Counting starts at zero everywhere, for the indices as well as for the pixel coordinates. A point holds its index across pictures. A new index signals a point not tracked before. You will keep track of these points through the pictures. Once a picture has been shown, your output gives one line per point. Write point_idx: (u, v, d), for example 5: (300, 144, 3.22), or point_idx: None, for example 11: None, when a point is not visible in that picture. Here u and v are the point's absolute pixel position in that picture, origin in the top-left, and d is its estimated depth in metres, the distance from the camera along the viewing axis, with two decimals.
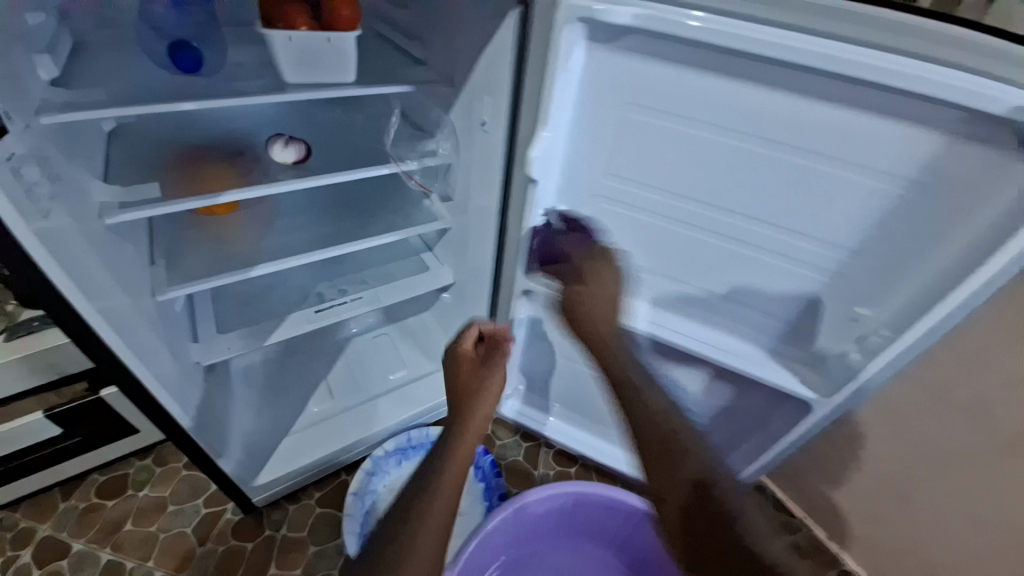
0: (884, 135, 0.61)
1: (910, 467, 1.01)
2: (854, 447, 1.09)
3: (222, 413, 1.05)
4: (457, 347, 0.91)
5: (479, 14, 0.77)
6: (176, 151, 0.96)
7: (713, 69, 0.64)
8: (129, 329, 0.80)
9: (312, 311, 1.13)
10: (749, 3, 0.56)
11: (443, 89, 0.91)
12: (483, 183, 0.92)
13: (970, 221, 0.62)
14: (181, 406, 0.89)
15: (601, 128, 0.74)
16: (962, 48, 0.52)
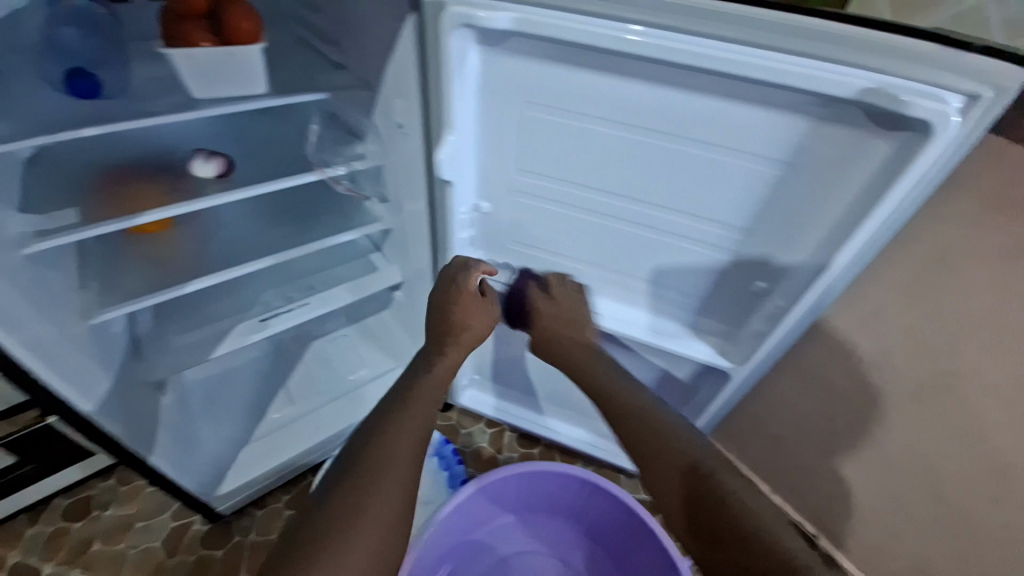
0: (808, 147, 0.52)
1: (873, 464, 0.89)
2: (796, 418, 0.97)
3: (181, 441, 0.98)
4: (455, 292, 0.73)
5: (382, 9, 0.65)
6: (90, 173, 0.81)
7: (618, 73, 0.54)
8: (81, 374, 0.73)
9: (257, 320, 1.02)
10: (641, 3, 0.47)
11: (361, 94, 0.80)
12: (410, 186, 0.84)
13: (840, 197, 0.54)
14: (126, 442, 0.81)
15: (503, 130, 0.65)
16: (889, 54, 0.43)
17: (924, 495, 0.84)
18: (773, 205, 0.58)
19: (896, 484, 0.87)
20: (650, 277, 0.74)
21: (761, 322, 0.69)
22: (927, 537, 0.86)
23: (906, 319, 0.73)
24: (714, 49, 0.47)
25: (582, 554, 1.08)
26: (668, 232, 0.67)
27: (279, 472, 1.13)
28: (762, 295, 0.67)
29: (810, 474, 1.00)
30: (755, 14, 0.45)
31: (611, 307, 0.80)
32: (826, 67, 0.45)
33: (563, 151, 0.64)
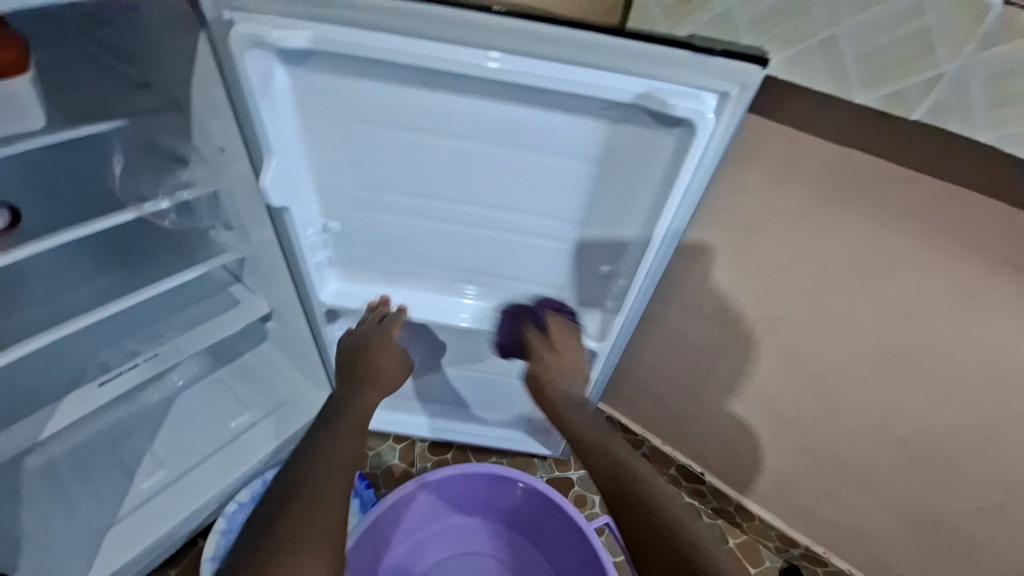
0: (611, 144, 0.58)
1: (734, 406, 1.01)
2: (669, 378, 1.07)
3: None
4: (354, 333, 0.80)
5: (169, 26, 0.58)
6: None
7: (430, 86, 0.55)
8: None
9: (96, 385, 0.88)
10: (431, 21, 0.48)
11: (173, 117, 0.72)
12: (254, 212, 0.77)
13: (648, 184, 0.61)
14: None
15: (332, 149, 0.63)
16: (654, 61, 0.48)
17: (777, 425, 0.97)
18: (597, 196, 0.64)
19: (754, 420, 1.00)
20: (513, 274, 0.77)
21: (613, 300, 0.76)
22: (776, 453, 1.02)
23: (733, 278, 0.84)
24: (509, 62, 0.50)
25: (505, 544, 1.11)
26: (516, 230, 0.70)
27: (161, 546, 1.00)
28: (609, 276, 0.74)
29: (687, 423, 1.12)
30: (536, 28, 0.47)
31: (485, 306, 0.83)
32: (605, 75, 0.50)
33: (398, 164, 0.64)
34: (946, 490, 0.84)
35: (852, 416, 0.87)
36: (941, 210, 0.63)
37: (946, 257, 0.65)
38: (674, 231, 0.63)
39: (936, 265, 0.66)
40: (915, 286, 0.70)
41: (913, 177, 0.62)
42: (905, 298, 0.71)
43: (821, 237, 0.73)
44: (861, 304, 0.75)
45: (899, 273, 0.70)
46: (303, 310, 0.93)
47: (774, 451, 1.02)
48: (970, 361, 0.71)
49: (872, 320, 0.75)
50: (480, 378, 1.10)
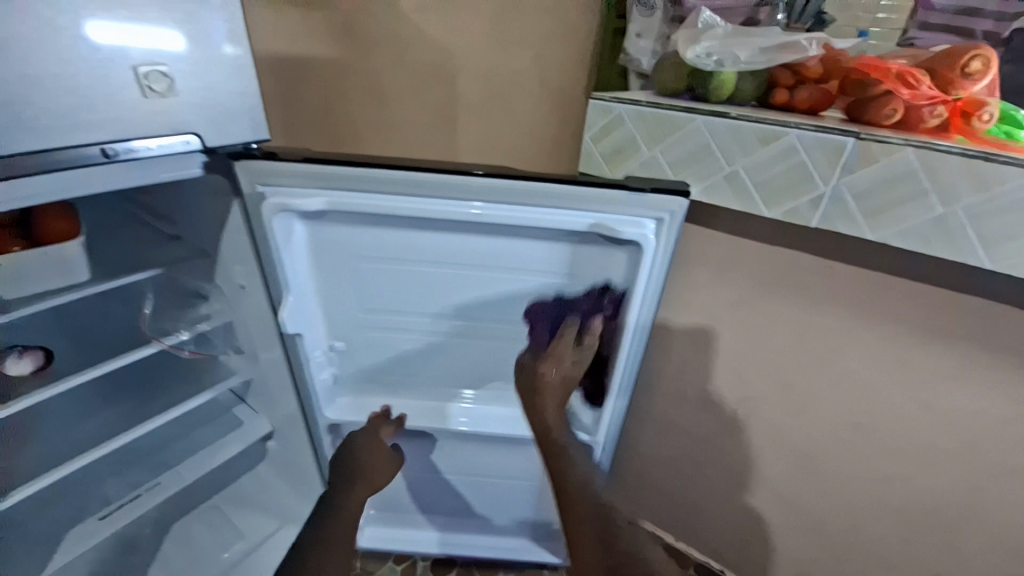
0: (575, 261, 0.69)
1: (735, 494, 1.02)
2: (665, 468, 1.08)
3: None
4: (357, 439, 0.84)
5: (207, 195, 0.72)
6: None
7: (421, 228, 0.67)
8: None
9: (96, 520, 0.88)
10: (423, 184, 0.61)
11: (199, 262, 0.83)
12: (265, 337, 0.86)
13: (609, 292, 0.71)
14: None
15: (339, 281, 0.73)
16: (599, 200, 0.61)
17: (779, 507, 0.97)
18: (570, 304, 0.74)
19: (757, 504, 1.00)
20: (504, 378, 0.84)
21: (598, 396, 0.83)
22: (785, 537, 1.00)
23: (707, 364, 0.92)
24: (486, 209, 0.62)
25: None
26: (502, 337, 0.79)
27: None
28: (590, 372, 0.82)
29: (691, 514, 1.10)
30: (504, 184, 0.61)
31: (481, 410, 0.88)
32: (563, 213, 0.62)
33: (396, 290, 0.74)
34: (957, 561, 0.83)
35: (845, 490, 0.88)
36: (863, 290, 0.73)
37: (879, 329, 0.74)
38: (641, 327, 0.72)
39: (873, 337, 0.75)
40: (861, 357, 0.77)
41: (831, 266, 0.74)
42: (857, 369, 0.78)
43: (773, 322, 0.82)
44: (822, 379, 0.82)
45: (846, 348, 0.78)
46: (307, 426, 0.97)
47: (783, 536, 1.00)
48: (932, 425, 0.75)
49: (835, 393, 0.82)
50: (478, 483, 1.10)
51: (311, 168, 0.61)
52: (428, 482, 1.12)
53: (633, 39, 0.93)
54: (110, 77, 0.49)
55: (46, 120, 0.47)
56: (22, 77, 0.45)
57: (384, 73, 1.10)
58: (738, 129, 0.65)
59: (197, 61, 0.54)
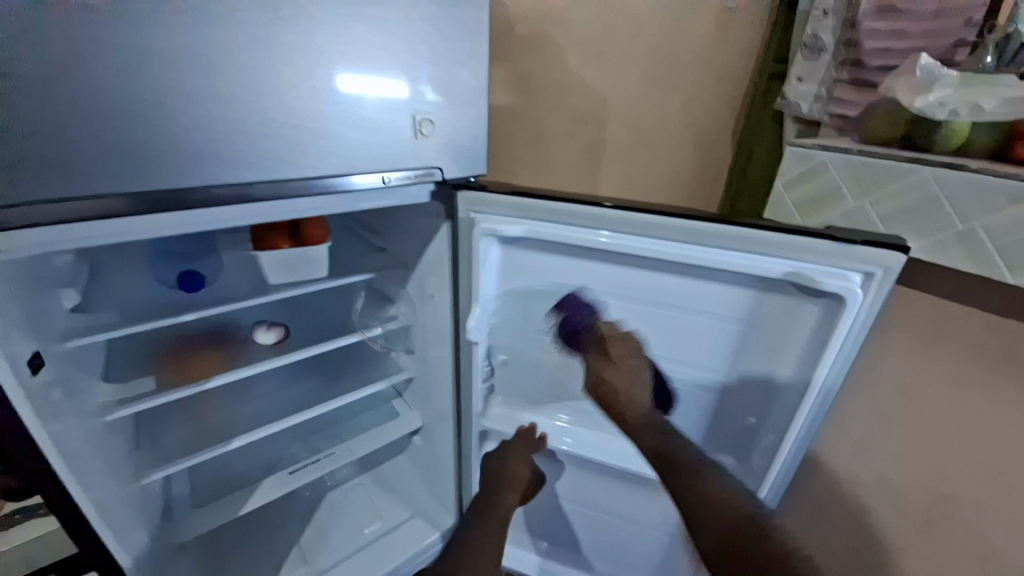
0: (757, 307, 0.68)
1: None
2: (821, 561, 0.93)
3: None
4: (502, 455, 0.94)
5: (421, 217, 0.87)
6: (168, 347, 0.95)
7: (601, 260, 0.73)
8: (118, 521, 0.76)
9: (286, 473, 1.07)
10: (614, 220, 0.67)
11: (398, 271, 0.99)
12: (438, 339, 0.98)
13: (789, 347, 0.67)
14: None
15: (518, 300, 0.82)
16: (790, 247, 0.60)
17: None
18: (744, 354, 0.72)
19: None
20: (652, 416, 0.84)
21: (761, 458, 0.76)
22: None
23: (887, 445, 0.79)
24: (671, 247, 0.65)
25: None
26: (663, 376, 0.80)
27: None
28: (755, 430, 0.76)
29: None
30: (694, 226, 0.64)
31: (626, 448, 0.87)
32: (753, 258, 0.62)
33: (564, 316, 0.80)
34: None
35: None
36: None
37: None
38: (828, 390, 0.65)
39: None
40: None
41: None
42: None
43: (992, 405, 0.67)
44: None
45: None
46: (455, 430, 1.06)
47: None
48: None
49: None
50: (596, 521, 1.06)
51: (519, 201, 0.72)
52: (543, 512, 1.11)
53: (794, 82, 1.03)
54: (398, 121, 0.66)
55: (355, 155, 0.64)
56: (350, 122, 0.62)
57: (546, 119, 1.26)
58: (979, 185, 0.62)
59: (451, 112, 0.70)
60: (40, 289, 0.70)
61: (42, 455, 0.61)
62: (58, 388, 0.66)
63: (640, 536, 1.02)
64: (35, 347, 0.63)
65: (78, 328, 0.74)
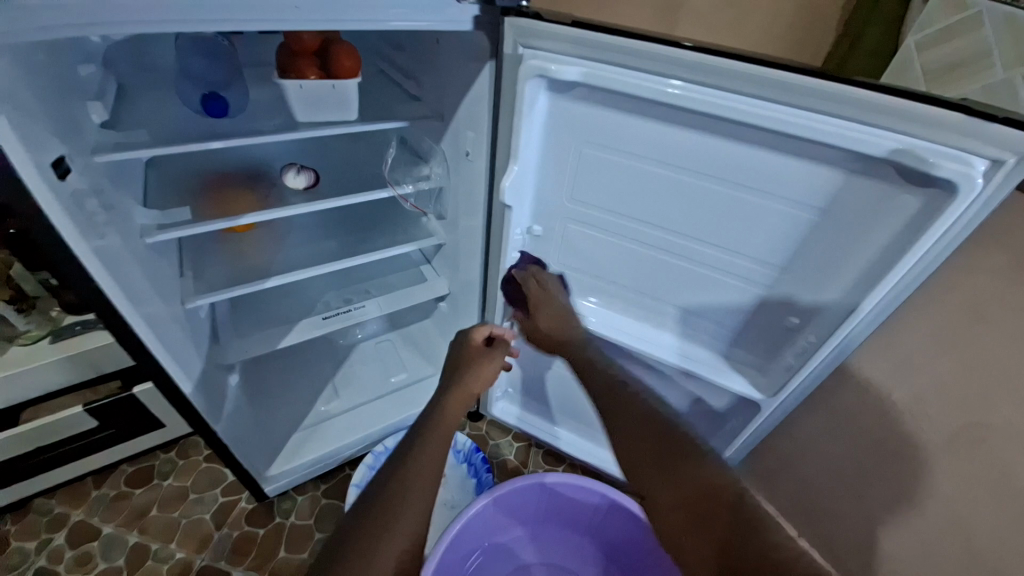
0: (845, 196, 0.58)
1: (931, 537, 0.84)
2: (808, 451, 0.98)
3: (239, 407, 1.08)
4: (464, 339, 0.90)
5: (462, 56, 0.76)
6: (203, 180, 0.94)
7: (665, 120, 0.63)
8: (168, 336, 0.82)
9: (319, 318, 1.12)
10: (693, 67, 0.56)
11: (434, 125, 0.90)
12: (470, 205, 0.92)
13: (865, 244, 0.60)
14: (199, 401, 0.90)
15: (562, 163, 0.74)
16: (911, 117, 0.49)
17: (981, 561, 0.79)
18: (807, 249, 0.65)
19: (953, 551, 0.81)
20: (685, 303, 0.80)
21: (793, 356, 0.74)
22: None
23: (935, 366, 0.74)
24: (758, 107, 0.55)
25: (599, 570, 1.09)
26: (707, 264, 0.74)
27: (326, 461, 1.20)
28: (796, 330, 0.72)
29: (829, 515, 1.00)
30: (795, 79, 0.52)
31: (662, 337, 0.85)
32: (856, 128, 0.52)
33: (611, 184, 0.73)
34: None
35: None
36: None
37: None
38: (882, 309, 0.61)
39: None
40: None
41: None
42: None
43: None
44: None
45: None
46: (480, 298, 1.06)
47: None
48: None
49: None
50: None
51: (583, 36, 0.60)
52: (559, 386, 1.15)
53: None
54: None
55: None
56: None
57: None
58: None
59: None
60: (63, 94, 0.66)
61: (87, 265, 0.63)
62: (91, 198, 0.66)
63: None
64: (60, 153, 0.61)
65: (108, 142, 0.72)
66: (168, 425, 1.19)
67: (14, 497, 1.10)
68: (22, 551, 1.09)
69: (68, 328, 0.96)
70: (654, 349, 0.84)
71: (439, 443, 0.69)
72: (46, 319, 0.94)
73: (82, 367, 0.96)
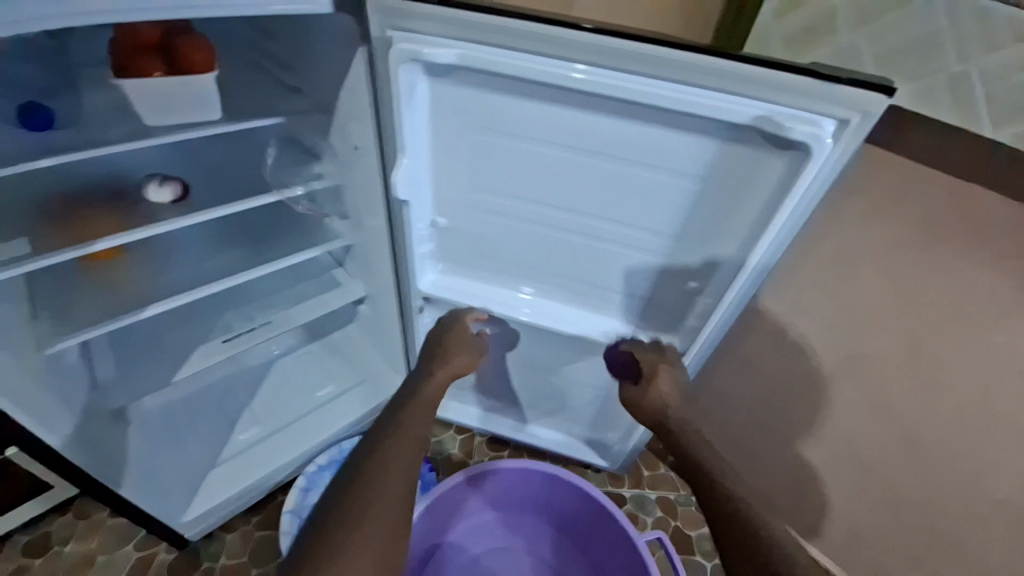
0: (719, 163, 0.61)
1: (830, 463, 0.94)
2: (723, 399, 1.06)
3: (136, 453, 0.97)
4: (454, 326, 0.84)
5: (335, 42, 0.70)
6: (45, 203, 0.80)
7: (547, 100, 0.62)
8: None
9: (221, 341, 1.03)
10: (564, 44, 0.55)
11: (320, 119, 0.83)
12: (370, 202, 0.86)
13: (744, 206, 0.63)
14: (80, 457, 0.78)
15: (455, 151, 0.71)
16: (764, 84, 0.51)
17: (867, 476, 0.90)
18: (694, 217, 0.67)
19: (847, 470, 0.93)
20: (596, 278, 0.81)
21: (697, 317, 0.78)
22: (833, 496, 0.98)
23: (817, 310, 0.82)
24: (629, 81, 0.55)
25: (549, 545, 1.12)
26: (610, 241, 0.75)
27: (252, 489, 1.11)
28: (695, 293, 0.76)
29: (752, 456, 1.08)
30: (659, 51, 0.52)
31: (581, 315, 0.87)
32: (718, 96, 0.54)
33: (506, 168, 0.71)
34: None
35: (948, 471, 0.79)
36: None
37: None
38: (765, 265, 0.66)
39: None
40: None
41: None
42: (1013, 352, 0.65)
43: (930, 275, 0.68)
44: (969, 355, 0.69)
45: (1009, 322, 0.64)
46: (398, 299, 1.01)
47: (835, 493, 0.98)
48: None
49: (982, 373, 0.69)
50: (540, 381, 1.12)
51: (450, 14, 0.57)
52: (490, 373, 1.15)
53: None
54: None
55: None
56: None
57: None
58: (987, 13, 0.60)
59: None
60: None
61: None
62: None
63: (581, 393, 1.09)
64: None
65: None
66: (54, 486, 1.03)
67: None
68: None
69: None
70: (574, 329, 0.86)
71: (408, 438, 0.70)
72: None
73: None
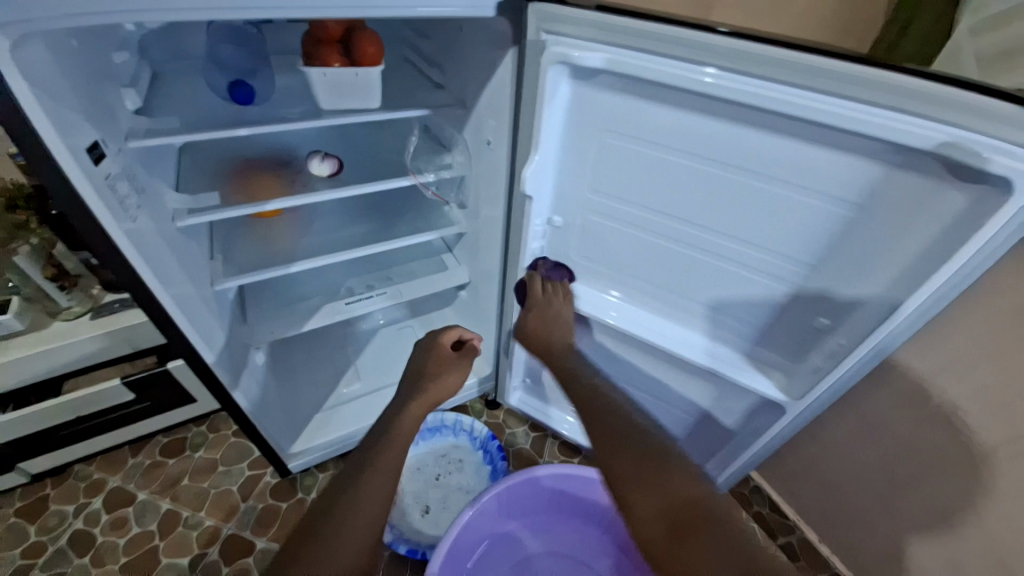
0: (884, 190, 0.55)
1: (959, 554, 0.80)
2: (832, 454, 0.95)
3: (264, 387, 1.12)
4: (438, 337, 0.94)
5: (486, 42, 0.75)
6: (232, 165, 0.96)
7: (692, 109, 0.61)
8: (196, 317, 0.85)
9: (343, 302, 1.14)
10: (723, 52, 0.53)
11: (457, 113, 0.89)
12: (490, 195, 0.91)
13: (907, 242, 0.56)
14: (226, 380, 0.93)
15: (585, 152, 0.73)
16: (960, 108, 0.45)
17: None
18: (840, 247, 0.61)
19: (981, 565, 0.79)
20: (710, 298, 0.78)
21: (821, 358, 0.71)
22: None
23: (975, 375, 0.70)
24: (791, 94, 0.52)
25: (609, 563, 1.09)
26: (734, 261, 0.71)
27: (347, 439, 1.23)
28: (824, 331, 0.69)
29: (857, 526, 0.96)
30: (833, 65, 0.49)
31: (685, 334, 0.83)
32: (897, 117, 0.48)
33: (634, 174, 0.71)
34: None
35: None
36: None
37: None
38: (919, 313, 0.58)
39: None
40: None
41: None
42: None
43: None
44: None
45: None
46: (500, 291, 1.06)
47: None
48: None
49: None
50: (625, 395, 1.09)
51: (607, 19, 0.58)
52: None
53: None
54: None
55: None
56: None
57: None
58: None
59: None
60: (100, 80, 0.68)
61: (120, 247, 0.66)
62: (124, 181, 0.68)
63: (665, 416, 1.05)
64: (95, 137, 0.63)
65: (141, 128, 0.74)
66: (198, 401, 1.24)
67: (56, 463, 1.17)
68: (60, 514, 1.16)
69: (108, 306, 1.02)
70: (675, 347, 0.83)
71: (398, 448, 0.72)
72: (87, 296, 1.02)
73: (121, 343, 1.02)
